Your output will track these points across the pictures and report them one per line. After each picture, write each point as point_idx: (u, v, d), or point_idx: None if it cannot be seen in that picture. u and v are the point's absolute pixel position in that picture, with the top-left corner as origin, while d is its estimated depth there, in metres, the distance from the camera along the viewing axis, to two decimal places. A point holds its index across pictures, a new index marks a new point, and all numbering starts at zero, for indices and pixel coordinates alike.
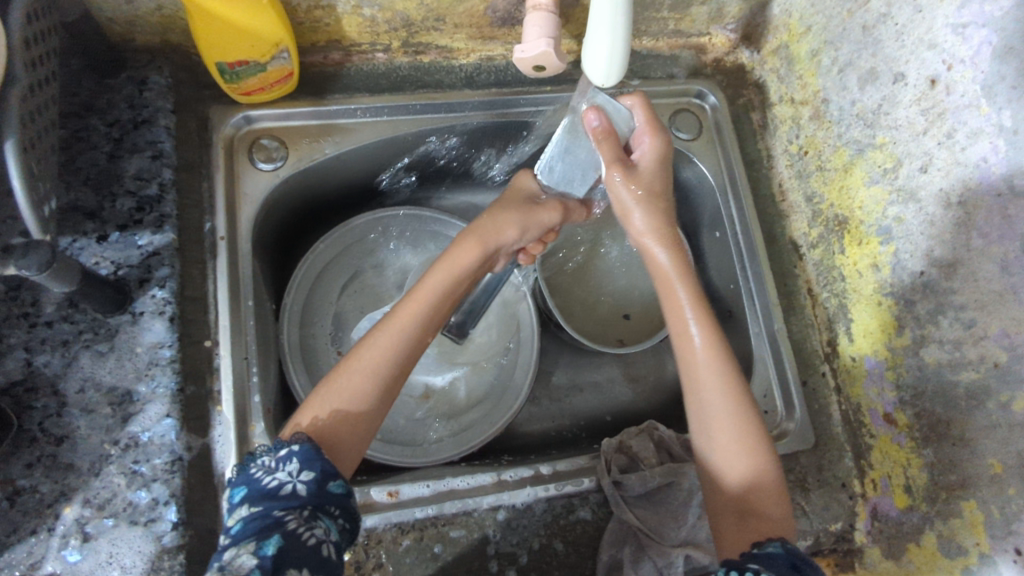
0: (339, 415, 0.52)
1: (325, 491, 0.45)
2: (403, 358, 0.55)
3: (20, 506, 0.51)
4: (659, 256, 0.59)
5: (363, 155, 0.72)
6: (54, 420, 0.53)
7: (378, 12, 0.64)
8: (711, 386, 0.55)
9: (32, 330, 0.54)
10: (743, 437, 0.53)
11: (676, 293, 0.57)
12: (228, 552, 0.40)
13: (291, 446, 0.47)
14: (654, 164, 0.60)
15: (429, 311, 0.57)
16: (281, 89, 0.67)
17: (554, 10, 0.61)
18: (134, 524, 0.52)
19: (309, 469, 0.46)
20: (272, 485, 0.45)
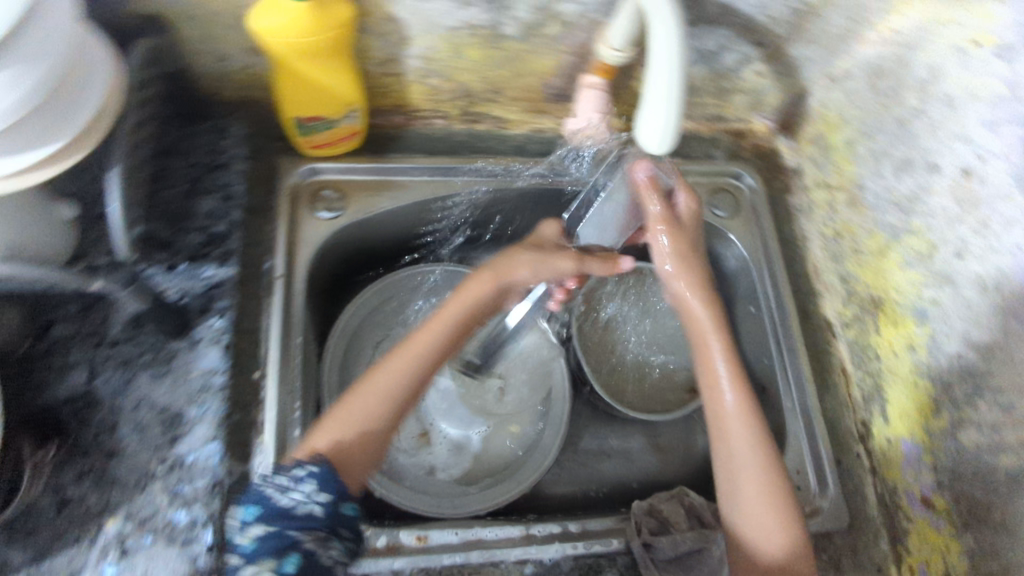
0: (338, 441, 0.54)
1: (338, 512, 0.50)
2: (405, 386, 0.56)
3: (66, 515, 0.52)
4: (700, 310, 0.60)
5: (416, 211, 0.75)
6: (108, 434, 0.55)
7: (442, 82, 0.69)
8: (742, 442, 0.57)
9: (98, 348, 0.58)
10: (769, 489, 0.55)
11: (710, 346, 0.59)
12: (249, 569, 0.46)
13: (307, 466, 0.50)
14: (691, 221, 0.62)
15: (439, 342, 0.59)
16: (347, 145, 0.71)
17: (607, 87, 0.66)
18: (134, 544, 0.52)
19: (325, 491, 0.50)
20: (286, 505, 0.48)
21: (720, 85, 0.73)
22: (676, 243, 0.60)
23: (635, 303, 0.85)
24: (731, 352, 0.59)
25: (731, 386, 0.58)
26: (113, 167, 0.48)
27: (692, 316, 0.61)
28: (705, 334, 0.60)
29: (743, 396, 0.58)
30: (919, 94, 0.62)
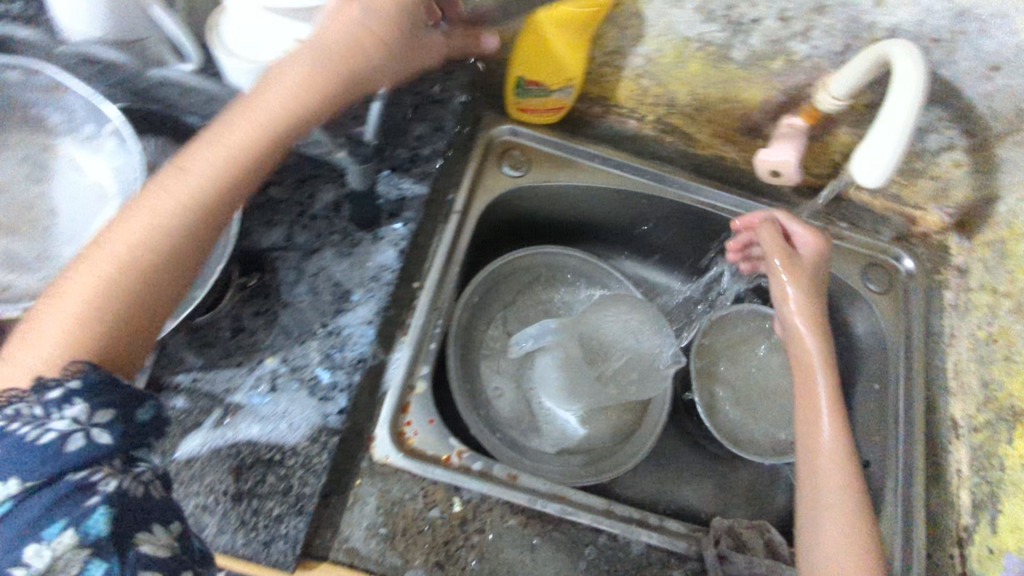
0: (65, 332, 0.41)
1: (132, 423, 0.41)
2: (174, 232, 0.45)
3: (237, 341, 0.60)
4: (812, 346, 0.66)
5: (585, 194, 0.80)
6: (288, 288, 0.63)
7: (654, 86, 0.73)
8: (834, 487, 0.60)
9: (300, 216, 0.66)
10: (848, 501, 0.59)
11: (816, 378, 0.65)
12: (31, 548, 0.36)
13: (71, 378, 0.39)
14: (818, 258, 0.70)
15: (207, 202, 0.47)
16: (550, 116, 0.77)
17: (807, 131, 0.69)
18: (17, 410, 0.38)
19: (100, 408, 0.40)
20: (35, 437, 0.38)
21: (913, 163, 0.74)
22: (799, 291, 0.68)
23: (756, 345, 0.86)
24: (835, 394, 0.64)
25: (831, 422, 0.62)
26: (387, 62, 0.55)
27: (804, 350, 0.67)
28: (812, 366, 0.66)
29: (836, 414, 0.63)
30: None
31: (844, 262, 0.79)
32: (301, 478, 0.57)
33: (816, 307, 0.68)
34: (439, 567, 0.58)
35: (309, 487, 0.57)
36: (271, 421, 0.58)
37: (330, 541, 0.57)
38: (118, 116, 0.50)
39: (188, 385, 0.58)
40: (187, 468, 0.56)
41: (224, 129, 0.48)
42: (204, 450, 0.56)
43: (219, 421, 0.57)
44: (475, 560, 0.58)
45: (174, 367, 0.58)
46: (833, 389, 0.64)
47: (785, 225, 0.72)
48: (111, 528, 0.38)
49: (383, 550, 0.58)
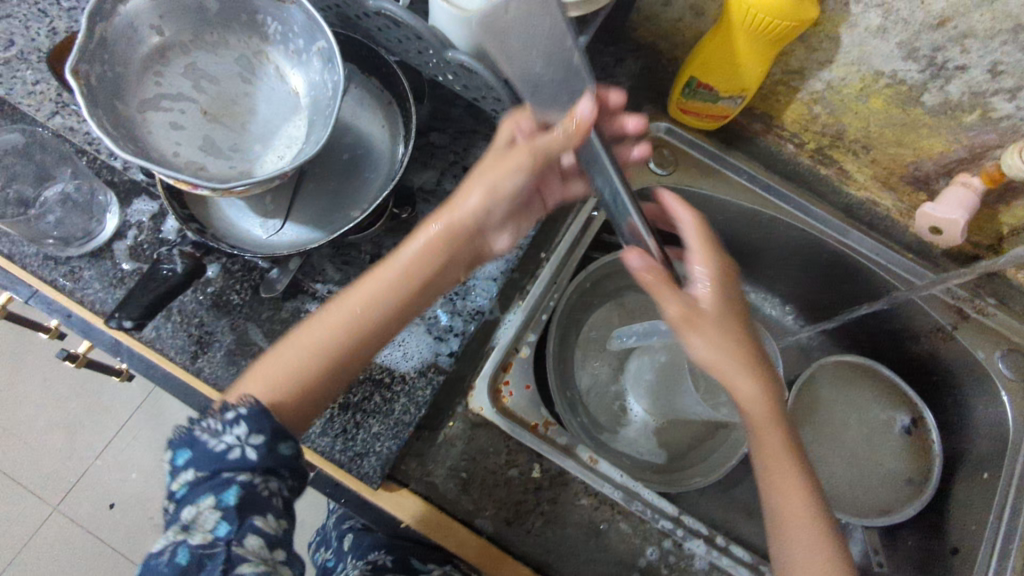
0: (290, 377, 0.49)
1: (275, 453, 0.45)
2: (384, 316, 0.52)
3: (374, 265, 0.64)
4: (739, 383, 0.51)
5: (723, 208, 0.79)
6: None
7: (826, 114, 0.71)
8: (796, 519, 0.51)
9: (452, 165, 0.69)
10: (830, 572, 0.49)
11: (761, 414, 0.52)
12: (175, 537, 0.42)
13: (236, 411, 0.45)
14: (723, 303, 0.53)
15: (411, 290, 0.53)
16: (710, 122, 0.76)
17: (983, 191, 0.66)
18: (207, 422, 0.45)
19: (257, 433, 0.44)
20: (217, 449, 0.43)
21: None
22: (709, 345, 0.51)
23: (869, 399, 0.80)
24: (780, 440, 0.52)
25: (794, 492, 0.51)
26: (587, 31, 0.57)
27: (734, 391, 0.52)
28: (758, 419, 0.52)
29: (770, 413, 0.52)
30: None
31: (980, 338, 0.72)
32: (403, 405, 0.60)
33: (740, 328, 0.53)
34: (506, 523, 0.60)
35: (409, 415, 0.60)
36: (388, 344, 0.62)
37: (413, 471, 0.60)
38: (330, 36, 0.54)
39: (321, 295, 0.62)
40: None
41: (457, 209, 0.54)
42: None
43: None
44: (541, 527, 0.60)
45: (315, 275, 0.63)
46: (766, 407, 0.52)
47: (688, 230, 0.57)
48: (236, 506, 0.42)
49: (459, 492, 0.60)
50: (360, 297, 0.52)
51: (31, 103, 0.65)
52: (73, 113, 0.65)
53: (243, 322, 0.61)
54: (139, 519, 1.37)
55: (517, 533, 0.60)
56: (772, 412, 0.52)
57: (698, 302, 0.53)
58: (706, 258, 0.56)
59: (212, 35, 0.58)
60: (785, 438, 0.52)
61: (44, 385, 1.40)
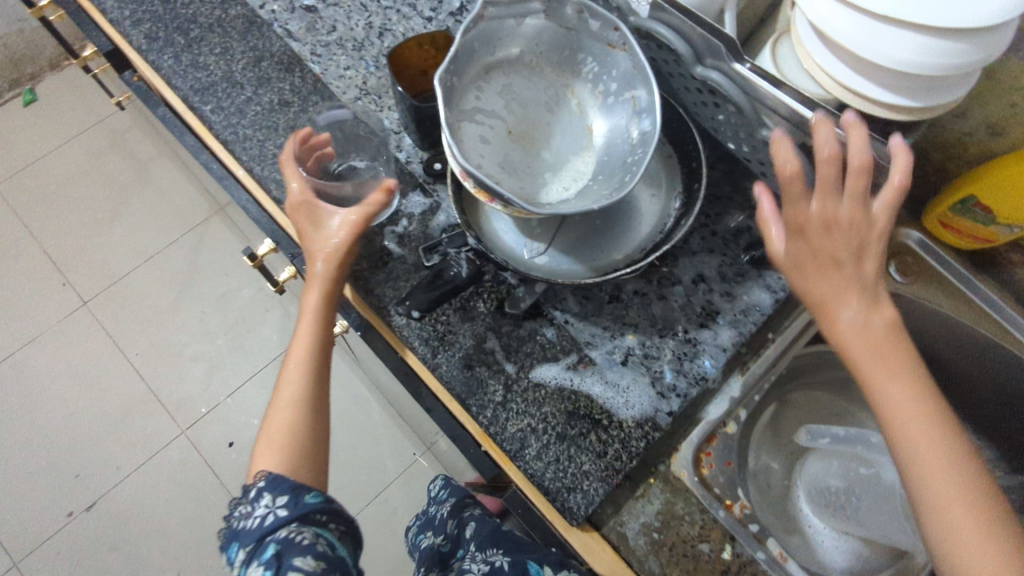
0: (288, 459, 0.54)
1: (302, 502, 0.50)
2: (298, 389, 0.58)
3: (612, 308, 0.66)
4: (850, 311, 0.48)
5: (954, 331, 0.76)
6: (667, 283, 0.68)
7: None
8: (927, 457, 0.45)
9: (703, 228, 0.70)
10: (944, 460, 0.45)
11: (870, 337, 0.48)
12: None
13: (257, 486, 0.52)
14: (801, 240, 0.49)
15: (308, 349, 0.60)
16: (970, 240, 0.73)
17: None
18: (244, 511, 0.51)
19: (281, 498, 0.50)
20: (257, 522, 0.49)
21: None
22: (824, 267, 0.49)
23: None
24: (889, 362, 0.47)
25: (888, 402, 0.47)
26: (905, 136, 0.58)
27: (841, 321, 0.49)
28: (870, 335, 0.48)
29: (877, 297, 0.49)
30: None
31: None
32: (618, 451, 0.60)
33: (851, 270, 0.48)
34: None
35: (622, 463, 0.60)
36: (612, 389, 0.62)
37: (609, 517, 0.61)
38: (654, 90, 0.57)
39: (561, 323, 0.65)
40: (533, 389, 0.62)
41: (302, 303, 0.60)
42: (553, 382, 0.62)
43: (573, 364, 0.63)
44: None
45: (557, 303, 0.65)
46: (866, 278, 0.49)
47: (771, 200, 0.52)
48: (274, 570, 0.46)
49: (649, 550, 0.60)
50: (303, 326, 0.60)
51: (340, 85, 0.71)
52: (373, 102, 0.70)
53: (485, 331, 0.63)
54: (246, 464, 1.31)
55: None
56: (865, 280, 0.49)
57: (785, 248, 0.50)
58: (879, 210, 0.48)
59: (531, 63, 0.63)
60: (886, 356, 0.47)
61: (199, 316, 1.42)
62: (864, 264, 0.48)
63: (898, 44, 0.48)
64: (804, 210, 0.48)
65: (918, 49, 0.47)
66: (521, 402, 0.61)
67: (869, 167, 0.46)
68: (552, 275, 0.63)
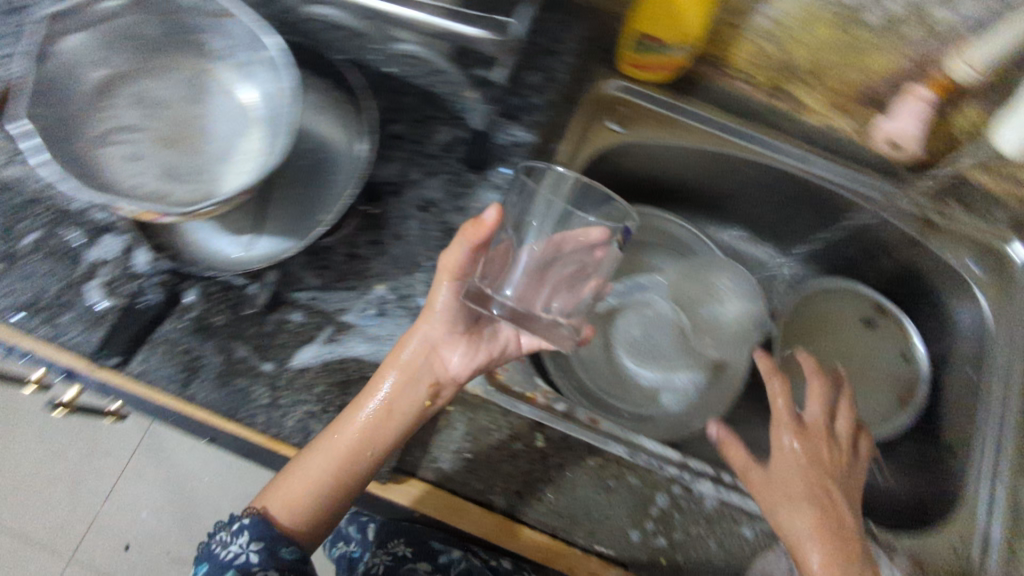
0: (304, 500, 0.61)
1: (272, 552, 0.60)
2: (340, 463, 0.59)
3: (351, 266, 0.64)
4: (826, 445, 0.69)
5: (689, 156, 0.80)
6: (399, 220, 0.66)
7: (774, 49, 0.73)
8: (808, 522, 0.61)
9: (414, 153, 0.69)
10: (816, 525, 0.61)
11: (823, 453, 0.67)
12: None
13: (241, 521, 0.62)
14: (788, 407, 0.71)
15: (350, 443, 0.59)
16: (662, 74, 0.76)
17: (933, 104, 0.67)
18: (222, 536, 0.62)
19: (256, 540, 0.60)
20: (227, 556, 0.60)
21: None
22: (813, 401, 0.72)
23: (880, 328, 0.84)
24: (811, 469, 0.65)
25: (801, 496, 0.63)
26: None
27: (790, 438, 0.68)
28: (823, 457, 0.67)
29: (843, 458, 0.69)
30: None
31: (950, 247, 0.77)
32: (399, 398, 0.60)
33: (829, 451, 0.68)
34: (518, 495, 0.62)
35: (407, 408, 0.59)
36: (377, 341, 0.62)
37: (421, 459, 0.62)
38: (277, 44, 0.54)
39: (306, 302, 0.62)
40: (300, 376, 0.60)
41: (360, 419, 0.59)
42: (316, 362, 0.61)
43: (330, 337, 0.61)
44: (552, 494, 0.62)
45: (294, 285, 0.63)
46: (824, 438, 0.69)
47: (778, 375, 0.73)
48: None
49: (470, 472, 0.62)
50: (358, 434, 0.59)
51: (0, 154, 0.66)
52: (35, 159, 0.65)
53: (229, 342, 0.60)
54: (152, 561, 1.26)
55: (528, 504, 0.61)
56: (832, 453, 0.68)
57: (798, 418, 0.69)
58: (813, 411, 0.72)
59: (161, 60, 0.59)
60: (838, 511, 0.63)
61: (35, 442, 1.31)
62: (854, 446, 0.71)
63: None
64: (812, 413, 0.71)
65: None
66: (291, 394, 0.60)
67: (839, 419, 0.72)
68: (266, 260, 0.59)
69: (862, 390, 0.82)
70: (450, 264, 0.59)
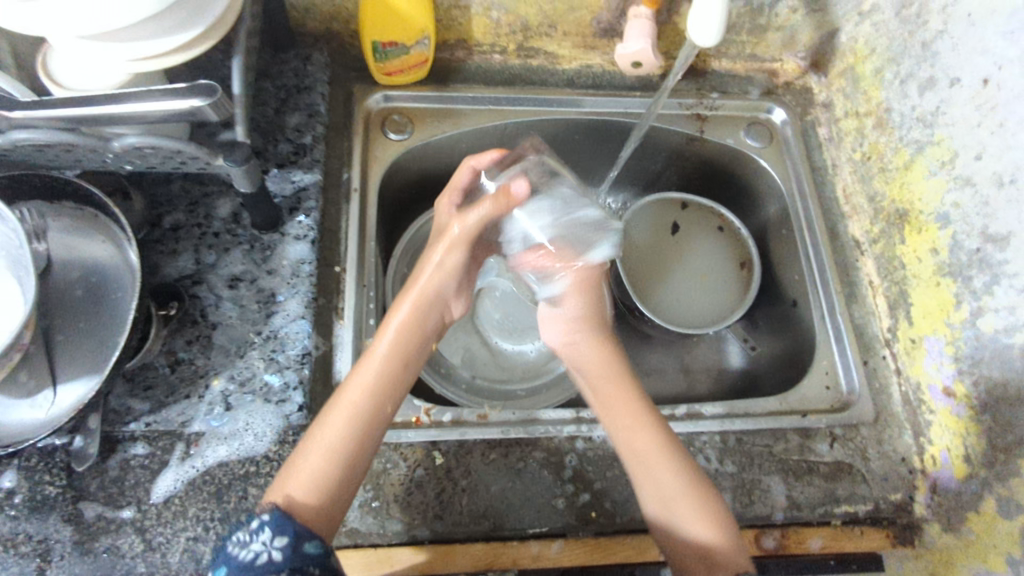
0: (326, 477, 0.53)
1: (301, 552, 0.48)
2: (365, 418, 0.56)
3: (179, 373, 0.59)
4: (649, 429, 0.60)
5: (475, 137, 0.82)
6: (212, 307, 0.62)
7: (504, 15, 0.76)
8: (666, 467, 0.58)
9: (202, 237, 0.65)
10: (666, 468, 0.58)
11: (653, 434, 0.59)
12: None
13: (260, 517, 0.49)
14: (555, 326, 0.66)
15: (382, 390, 0.57)
16: (416, 73, 0.78)
17: (651, 19, 0.74)
18: (236, 538, 0.48)
19: (281, 535, 0.49)
20: (247, 557, 0.47)
21: (756, 20, 0.79)
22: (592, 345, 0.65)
23: (697, 218, 0.89)
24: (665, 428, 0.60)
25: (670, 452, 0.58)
26: (235, 55, 0.56)
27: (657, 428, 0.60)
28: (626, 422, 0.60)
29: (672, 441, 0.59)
30: (942, 17, 0.66)
31: (725, 130, 0.84)
32: None
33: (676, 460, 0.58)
34: (438, 520, 0.60)
35: None
36: (235, 438, 0.57)
37: None
38: None
39: (143, 431, 0.57)
40: (168, 508, 0.55)
41: (381, 358, 0.59)
42: (179, 485, 0.56)
43: (185, 453, 0.57)
44: (469, 502, 0.61)
45: (124, 418, 0.57)
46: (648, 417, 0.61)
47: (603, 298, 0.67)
48: None
49: (381, 520, 0.59)
50: (369, 387, 0.57)
51: None
52: None
53: (73, 506, 0.54)
54: None
55: (451, 522, 0.60)
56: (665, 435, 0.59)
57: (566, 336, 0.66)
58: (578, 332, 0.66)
59: None
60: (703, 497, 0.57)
61: None
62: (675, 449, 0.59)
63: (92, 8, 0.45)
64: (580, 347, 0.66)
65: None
66: (164, 530, 0.54)
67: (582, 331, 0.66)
68: (75, 406, 0.53)
69: (707, 281, 0.88)
70: (459, 230, 0.61)
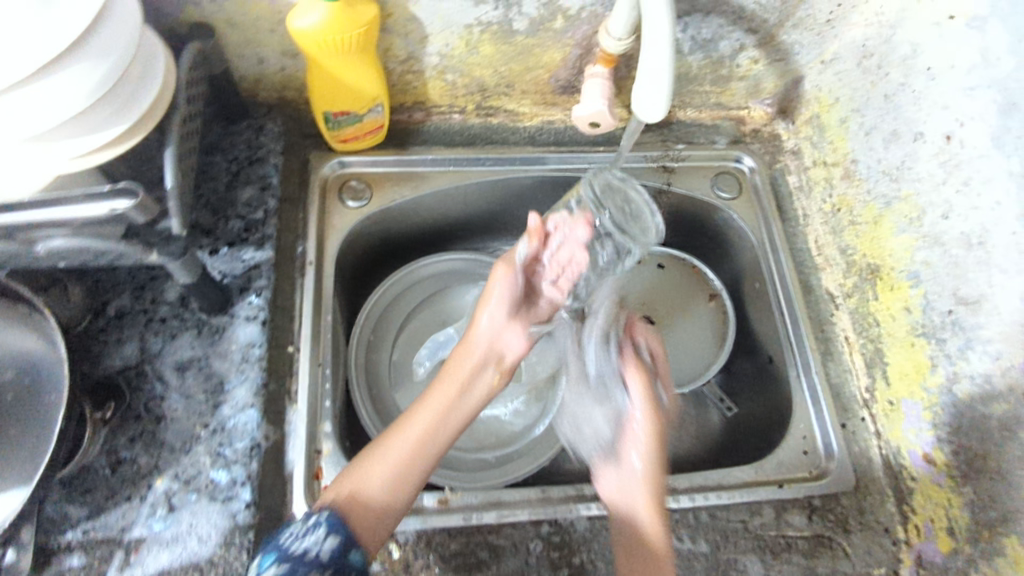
0: (389, 485, 0.54)
1: (349, 561, 0.48)
2: (438, 419, 0.59)
3: (120, 474, 0.57)
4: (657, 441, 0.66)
5: (438, 199, 0.81)
6: (157, 400, 0.60)
7: (459, 78, 0.74)
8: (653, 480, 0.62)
9: (147, 325, 0.63)
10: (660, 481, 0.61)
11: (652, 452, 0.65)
12: None
13: (316, 515, 0.50)
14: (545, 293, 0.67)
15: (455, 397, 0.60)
16: (372, 138, 0.77)
17: (608, 78, 0.71)
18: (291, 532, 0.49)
19: (334, 536, 0.49)
20: (300, 549, 0.47)
21: (718, 72, 0.77)
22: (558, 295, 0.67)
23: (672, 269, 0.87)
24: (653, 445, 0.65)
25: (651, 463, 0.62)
26: (169, 147, 0.54)
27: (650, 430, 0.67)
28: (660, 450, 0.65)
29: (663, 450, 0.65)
30: (903, 69, 0.64)
31: (692, 180, 0.82)
32: None
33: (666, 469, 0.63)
34: None
35: None
36: (177, 543, 0.55)
37: None
38: None
39: (81, 540, 0.54)
40: None
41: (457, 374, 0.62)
42: None
43: (124, 562, 0.54)
44: None
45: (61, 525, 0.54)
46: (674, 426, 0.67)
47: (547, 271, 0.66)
48: None
49: None
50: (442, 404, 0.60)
51: None
52: None
53: None
54: None
55: None
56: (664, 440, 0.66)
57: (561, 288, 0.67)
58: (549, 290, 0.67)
59: None
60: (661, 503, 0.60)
61: None
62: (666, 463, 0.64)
63: (30, 111, 0.43)
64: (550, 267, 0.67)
65: (52, 100, 0.43)
66: None
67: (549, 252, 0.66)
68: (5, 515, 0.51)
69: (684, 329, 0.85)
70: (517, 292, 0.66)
